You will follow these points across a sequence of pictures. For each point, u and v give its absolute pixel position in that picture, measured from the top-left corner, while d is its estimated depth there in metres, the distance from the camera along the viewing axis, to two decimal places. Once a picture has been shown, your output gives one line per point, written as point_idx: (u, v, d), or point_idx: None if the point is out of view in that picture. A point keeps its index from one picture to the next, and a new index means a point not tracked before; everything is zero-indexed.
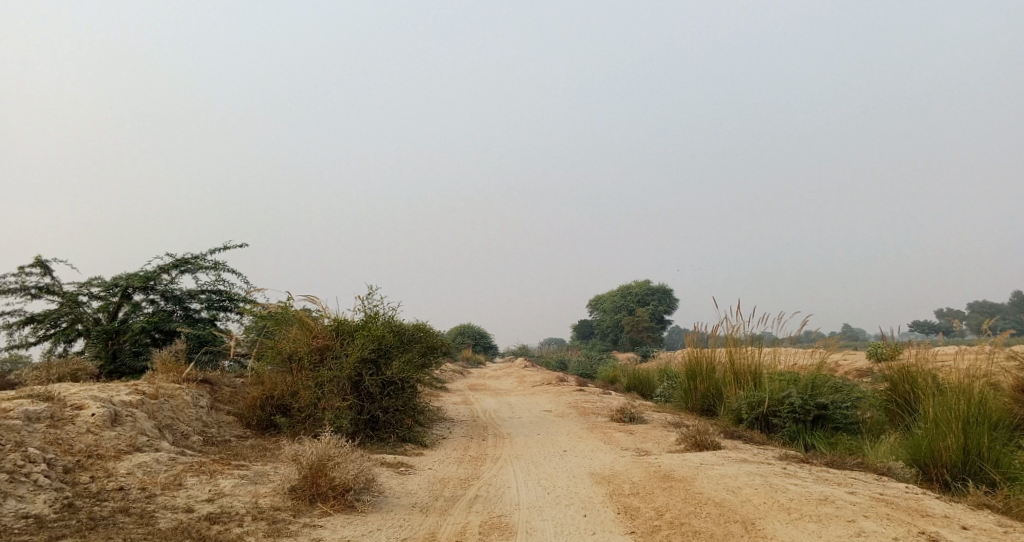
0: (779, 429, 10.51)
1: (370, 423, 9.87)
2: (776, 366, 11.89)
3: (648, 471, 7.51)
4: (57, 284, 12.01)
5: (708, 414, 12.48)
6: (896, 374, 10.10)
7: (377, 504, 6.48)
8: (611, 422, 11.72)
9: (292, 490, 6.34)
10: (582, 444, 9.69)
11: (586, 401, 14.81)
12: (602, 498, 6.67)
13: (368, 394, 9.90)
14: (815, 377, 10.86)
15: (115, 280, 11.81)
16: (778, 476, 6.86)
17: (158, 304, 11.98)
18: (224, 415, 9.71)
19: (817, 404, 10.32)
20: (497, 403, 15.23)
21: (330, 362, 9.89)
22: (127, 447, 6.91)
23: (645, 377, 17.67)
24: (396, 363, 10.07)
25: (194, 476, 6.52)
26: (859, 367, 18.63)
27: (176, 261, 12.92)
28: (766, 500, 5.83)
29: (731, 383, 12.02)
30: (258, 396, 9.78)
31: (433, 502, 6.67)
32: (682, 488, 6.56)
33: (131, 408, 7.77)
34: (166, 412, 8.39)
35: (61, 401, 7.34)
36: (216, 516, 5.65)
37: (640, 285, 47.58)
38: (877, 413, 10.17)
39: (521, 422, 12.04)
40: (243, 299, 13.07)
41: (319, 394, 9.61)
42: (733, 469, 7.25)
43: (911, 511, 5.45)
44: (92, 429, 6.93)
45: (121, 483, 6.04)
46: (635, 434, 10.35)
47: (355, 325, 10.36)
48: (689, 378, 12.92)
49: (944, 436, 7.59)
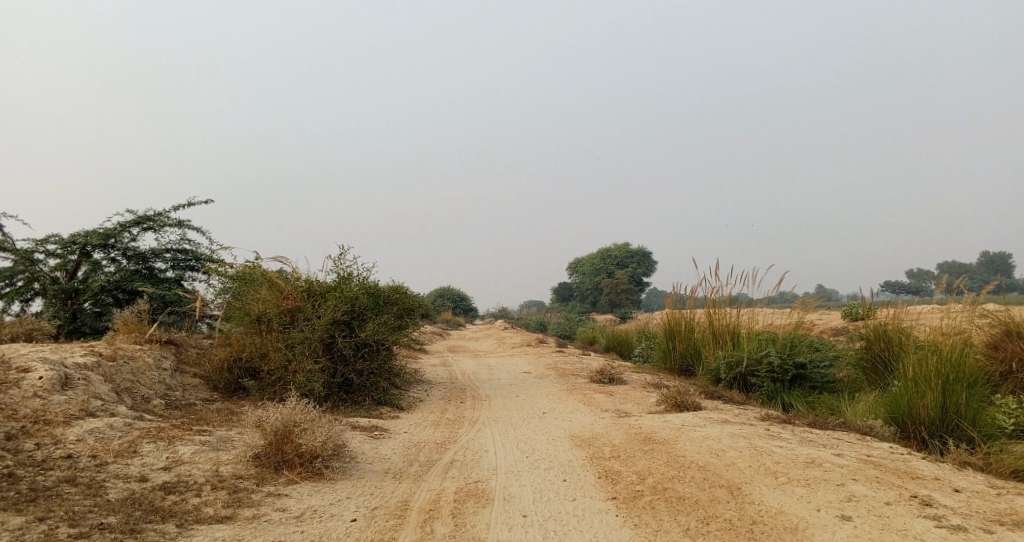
0: (757, 389, 10.35)
1: (344, 386, 9.54)
2: (755, 326, 11.72)
3: (628, 433, 7.29)
4: (11, 242, 11.43)
5: (687, 375, 12.33)
6: (871, 333, 10.02)
7: (347, 471, 6.17)
8: (590, 383, 11.53)
9: (256, 457, 6.01)
10: (561, 406, 9.47)
11: (565, 362, 14.62)
12: (582, 462, 6.43)
13: (341, 356, 9.54)
14: (793, 337, 10.69)
15: (73, 237, 11.25)
16: (762, 437, 6.65)
17: (120, 263, 11.47)
18: (190, 378, 9.32)
19: (796, 364, 10.17)
20: (476, 364, 14.99)
21: (301, 324, 9.49)
22: (79, 412, 6.52)
23: (624, 338, 17.54)
24: (370, 324, 9.72)
25: (150, 442, 6.15)
26: (835, 326, 18.63)
27: (138, 218, 12.38)
28: (751, 463, 5.60)
29: (710, 343, 11.84)
30: (225, 358, 9.37)
31: (407, 468, 6.38)
32: (665, 451, 6.33)
33: (85, 371, 7.36)
34: (126, 374, 7.99)
35: (7, 364, 6.93)
36: (172, 486, 5.31)
37: (619, 247, 47.42)
38: (854, 372, 10.06)
39: (499, 384, 11.79)
40: (210, 259, 12.57)
41: (289, 356, 9.23)
42: (717, 431, 7.03)
43: (902, 474, 5.25)
44: (40, 394, 6.53)
45: (69, 450, 5.66)
46: (615, 395, 10.14)
47: (326, 286, 9.97)
48: (668, 339, 12.73)
49: (923, 395, 7.43)
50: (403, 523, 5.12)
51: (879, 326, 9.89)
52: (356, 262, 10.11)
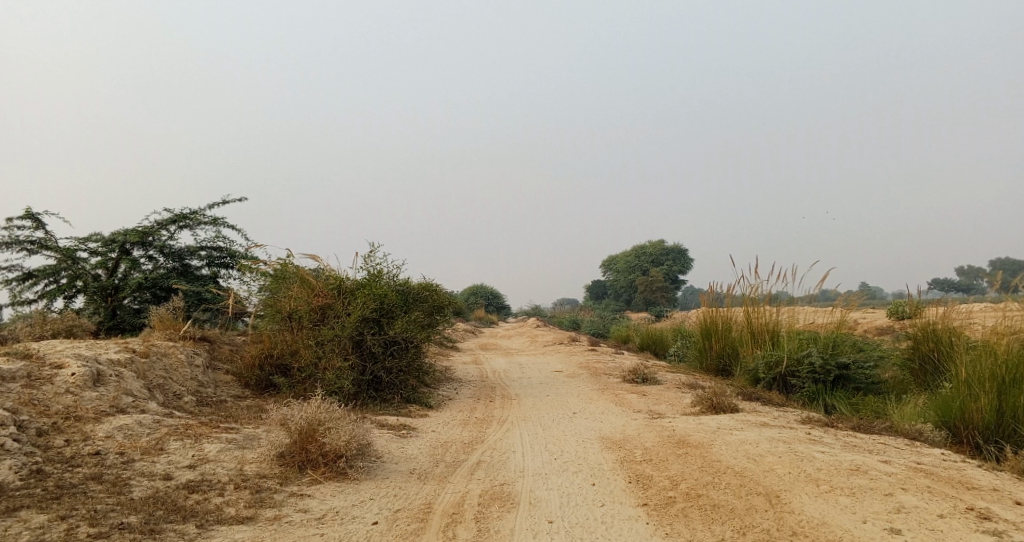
0: (797, 390, 9.99)
1: (373, 383, 9.47)
2: (794, 326, 11.35)
3: (661, 436, 7.06)
4: (53, 240, 11.63)
5: (724, 375, 12.01)
6: (919, 332, 9.65)
7: (372, 471, 6.06)
8: (623, 382, 11.29)
9: (280, 456, 5.94)
10: (592, 406, 9.26)
11: (598, 361, 14.39)
12: (612, 465, 6.23)
13: (371, 354, 9.47)
14: (836, 336, 10.30)
15: (113, 235, 11.39)
16: (803, 442, 6.36)
17: (157, 260, 11.59)
18: (222, 375, 9.34)
19: (838, 364, 9.80)
20: (507, 362, 14.84)
21: (331, 321, 9.44)
22: (110, 409, 6.53)
23: (659, 337, 17.22)
24: (399, 322, 9.63)
25: (177, 440, 6.12)
26: (879, 325, 18.05)
27: (174, 216, 12.51)
28: (791, 470, 5.34)
29: (748, 343, 11.49)
30: (256, 355, 9.37)
31: (433, 469, 6.26)
32: (699, 456, 6.09)
33: (118, 367, 7.40)
34: (158, 371, 8.02)
35: (41, 359, 6.99)
36: (195, 485, 5.26)
37: (654, 244, 46.84)
38: (900, 373, 9.67)
39: (530, 382, 11.62)
40: (244, 257, 12.65)
41: (319, 354, 9.19)
42: (754, 434, 6.76)
43: (955, 484, 4.94)
44: (72, 390, 6.56)
45: (97, 447, 5.66)
46: (648, 395, 9.89)
47: (357, 283, 9.90)
48: (703, 338, 12.41)
49: (976, 398, 7.07)
50: (426, 527, 4.99)
51: (927, 325, 9.53)
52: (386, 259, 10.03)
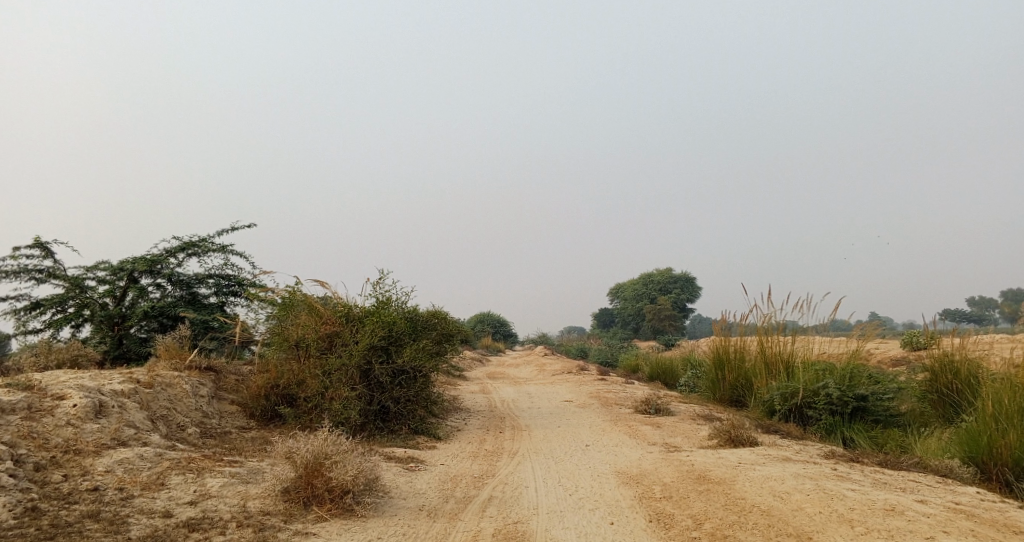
0: (814, 422, 9.68)
1: (381, 414, 9.24)
2: (810, 356, 11.08)
3: (680, 471, 6.80)
4: (61, 268, 11.53)
5: (738, 406, 11.72)
6: (936, 364, 9.36)
7: (380, 508, 5.82)
8: (636, 413, 11.01)
9: (284, 491, 5.71)
10: (605, 438, 9.00)
11: (609, 390, 14.12)
12: (630, 502, 5.97)
13: (378, 383, 9.26)
14: (853, 367, 10.01)
15: (121, 263, 11.27)
16: (829, 478, 6.10)
17: (164, 288, 11.45)
18: (227, 405, 9.13)
19: (856, 396, 9.47)
20: (516, 392, 14.58)
21: (339, 350, 9.24)
22: (111, 442, 6.33)
23: (669, 366, 16.94)
24: (407, 350, 9.43)
25: (179, 474, 5.90)
26: (893, 355, 17.73)
27: (183, 244, 12.41)
28: (821, 509, 5.08)
29: (762, 373, 11.21)
30: (262, 385, 9.16)
31: (443, 505, 6.01)
32: (721, 492, 5.83)
33: (121, 398, 7.21)
34: (162, 401, 7.82)
35: (42, 390, 6.81)
36: (197, 523, 5.04)
37: (663, 273, 46.60)
38: (919, 406, 9.38)
39: (540, 413, 11.36)
40: (252, 284, 12.50)
41: (326, 383, 8.99)
42: (777, 470, 6.49)
43: (1000, 526, 4.68)
44: (73, 422, 6.37)
45: (96, 482, 5.45)
46: (662, 427, 9.62)
47: (365, 311, 9.73)
48: (716, 368, 12.14)
49: (1004, 433, 6.79)
50: None
51: (945, 357, 9.27)
52: (395, 287, 9.86)
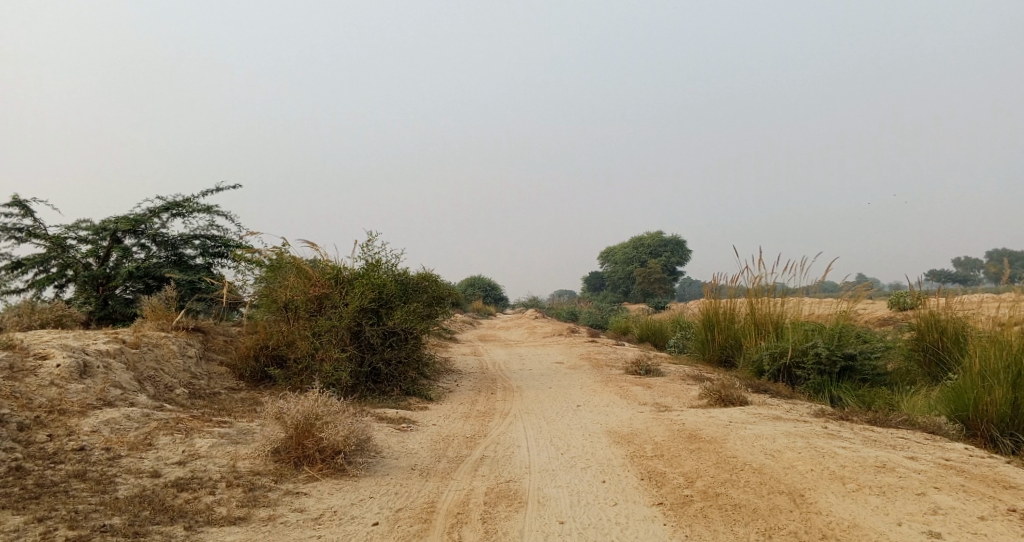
0: (802, 382, 9.72)
1: (372, 375, 9.20)
2: (799, 316, 11.09)
3: (671, 430, 6.80)
4: (42, 228, 11.31)
5: (727, 366, 11.75)
6: (922, 323, 9.38)
7: (371, 467, 5.79)
8: (626, 374, 11.03)
9: (274, 452, 5.67)
10: (596, 399, 9.00)
11: (599, 352, 14.13)
12: (622, 461, 5.96)
13: (369, 345, 9.20)
14: (841, 327, 10.03)
15: (104, 223, 11.07)
16: (820, 436, 6.11)
17: (149, 249, 11.27)
18: (216, 366, 9.05)
19: (844, 355, 9.51)
20: (507, 354, 14.58)
21: (328, 312, 9.15)
22: (97, 402, 6.24)
23: (658, 328, 16.97)
24: (398, 312, 9.36)
25: (167, 435, 5.84)
26: (881, 316, 17.84)
27: (167, 204, 12.19)
28: (813, 467, 5.09)
29: (752, 334, 11.22)
30: (251, 346, 9.09)
31: (435, 465, 5.99)
32: (713, 451, 5.83)
33: (106, 359, 7.11)
34: (149, 362, 7.72)
35: (25, 350, 6.69)
36: (185, 482, 4.99)
37: (653, 236, 46.56)
38: (906, 364, 9.42)
39: (531, 374, 11.35)
40: (239, 246, 12.33)
41: (316, 344, 8.91)
42: (769, 428, 6.49)
43: (990, 482, 4.70)
44: (57, 382, 6.28)
45: (82, 442, 5.37)
46: (653, 388, 9.63)
47: (354, 273, 9.61)
48: (706, 329, 12.15)
49: (990, 390, 6.82)
50: (429, 528, 4.71)
51: (931, 316, 9.29)
52: (384, 248, 9.73)
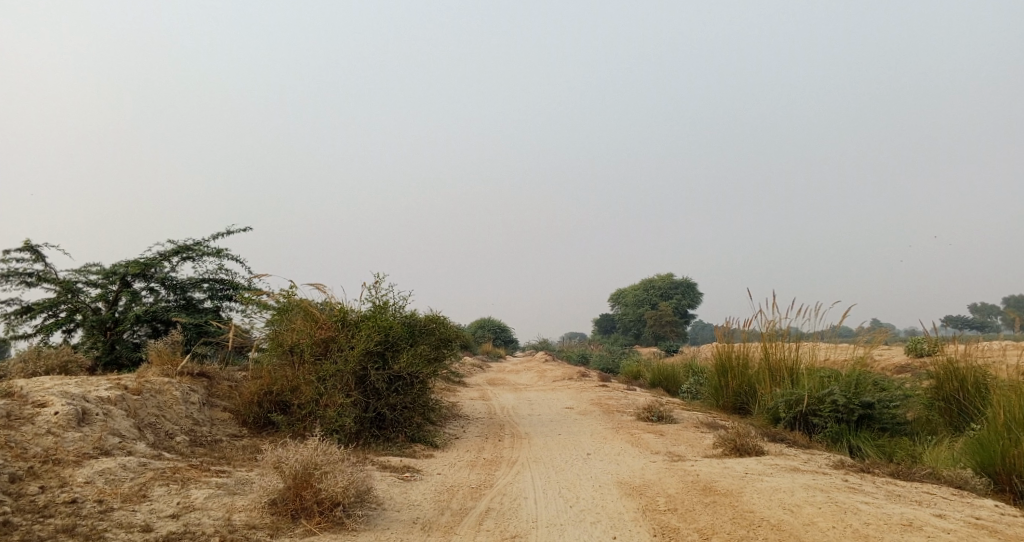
0: (819, 430, 9.42)
1: (376, 421, 8.99)
2: (815, 362, 10.83)
3: (684, 481, 6.55)
4: (53, 272, 11.30)
5: (741, 413, 11.46)
6: (942, 371, 9.15)
7: (371, 520, 5.57)
8: (637, 421, 10.76)
9: (271, 504, 5.47)
10: (606, 447, 8.75)
11: (610, 397, 13.85)
12: (633, 515, 5.73)
13: (374, 390, 9.02)
14: (859, 374, 9.71)
15: (114, 267, 11.04)
16: (841, 490, 5.86)
17: (158, 293, 11.22)
18: (219, 412, 8.89)
19: (863, 403, 9.21)
20: (516, 398, 14.32)
21: (334, 356, 9.00)
22: (93, 451, 6.09)
23: (671, 372, 16.67)
24: (404, 355, 9.19)
25: (163, 485, 5.66)
26: (898, 361, 17.47)
27: (177, 247, 12.18)
28: (834, 524, 4.90)
29: (766, 380, 10.96)
30: (255, 392, 8.93)
31: (438, 518, 5.76)
32: (728, 505, 5.59)
33: (107, 405, 6.97)
34: (150, 409, 7.58)
35: (24, 397, 6.56)
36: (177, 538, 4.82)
37: (664, 279, 46.34)
38: (926, 413, 9.14)
39: (540, 420, 11.09)
40: (247, 288, 12.27)
41: (320, 390, 8.74)
42: (786, 481, 6.24)
43: None
44: (53, 430, 6.13)
45: (74, 494, 5.20)
46: (665, 435, 9.37)
47: (361, 315, 9.47)
48: (719, 375, 11.87)
49: (1018, 443, 6.55)
50: None
51: (951, 365, 9.06)
52: (391, 291, 9.60)
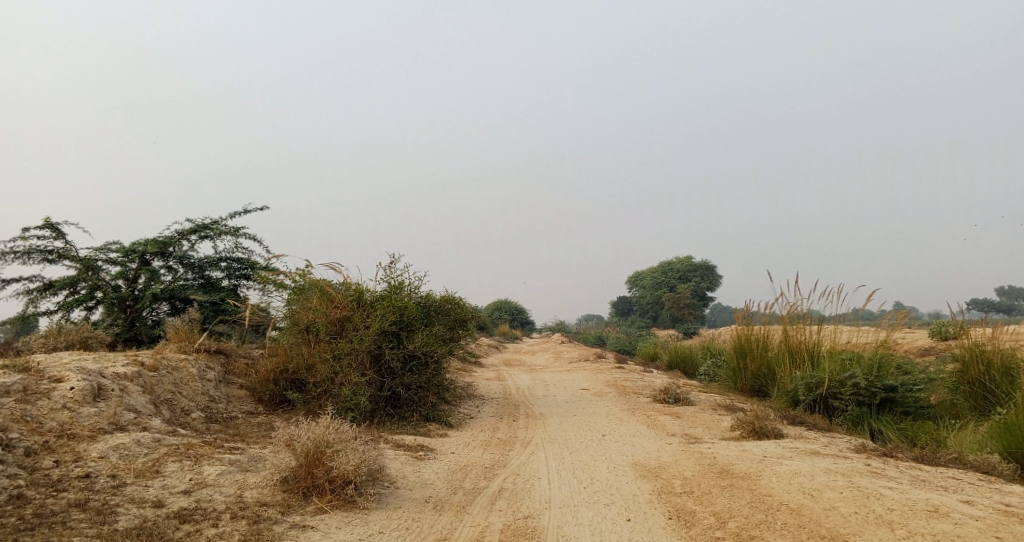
0: (840, 413, 9.24)
1: (391, 400, 8.97)
2: (836, 345, 10.64)
3: (701, 464, 6.46)
4: (73, 249, 11.35)
5: (760, 396, 11.30)
6: (966, 356, 8.96)
7: (384, 499, 5.54)
8: (654, 402, 10.65)
9: (284, 481, 5.45)
10: (622, 428, 8.67)
11: (627, 379, 13.74)
12: (648, 496, 5.64)
13: (389, 369, 8.98)
14: (881, 357, 9.50)
15: (133, 245, 11.06)
16: (862, 474, 5.74)
17: (176, 271, 11.23)
18: (235, 389, 8.90)
19: (884, 387, 9.01)
20: (532, 379, 14.24)
21: (349, 335, 8.95)
22: (109, 426, 6.09)
23: (688, 354, 16.52)
24: (419, 335, 9.13)
25: (176, 461, 5.65)
26: (920, 345, 17.20)
27: (195, 226, 12.19)
28: (857, 509, 4.81)
29: (786, 363, 10.78)
30: (271, 369, 8.92)
31: (450, 497, 5.71)
32: (746, 487, 5.50)
33: (123, 381, 6.98)
34: (167, 385, 7.59)
35: (40, 372, 6.57)
36: (188, 514, 4.83)
37: (683, 261, 45.97)
38: (950, 397, 8.95)
39: (556, 401, 11.01)
40: (265, 268, 12.26)
41: (336, 369, 8.71)
42: (806, 464, 6.13)
43: None
44: (69, 405, 6.14)
45: (88, 468, 5.20)
46: (682, 417, 9.26)
47: (376, 295, 9.41)
48: (738, 357, 11.71)
49: None
50: None
51: (975, 348, 8.87)
52: (407, 270, 9.52)
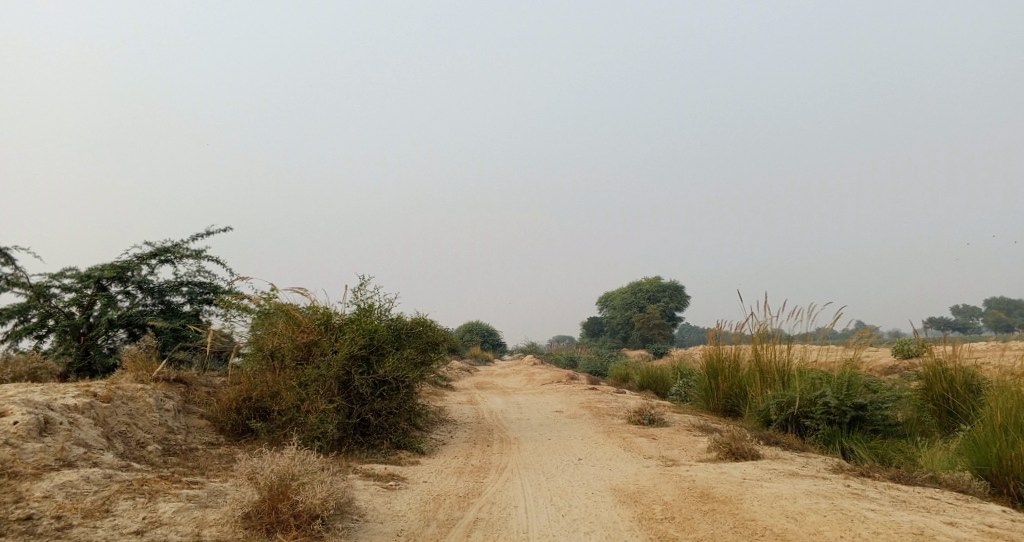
0: (812, 432, 9.17)
1: (360, 428, 8.68)
2: (805, 363, 10.62)
3: (681, 488, 6.28)
4: (23, 275, 10.88)
5: (733, 416, 11.22)
6: (929, 373, 8.99)
7: (352, 534, 5.25)
8: (629, 424, 10.49)
9: (246, 517, 5.15)
10: (598, 452, 8.48)
11: (600, 400, 13.57)
12: (629, 523, 5.45)
13: (358, 395, 8.69)
14: (849, 375, 9.48)
15: (88, 270, 10.64)
16: (844, 496, 5.63)
17: (134, 297, 10.81)
18: (196, 419, 8.51)
19: (854, 405, 8.98)
20: (504, 403, 13.98)
21: (316, 360, 8.65)
22: (56, 463, 5.72)
23: (659, 375, 16.44)
24: (390, 360, 8.87)
25: (128, 499, 5.30)
26: (885, 363, 17.38)
27: (154, 250, 11.80)
28: (842, 533, 4.68)
29: (757, 382, 10.72)
30: (234, 398, 8.57)
31: (423, 530, 5.45)
32: (729, 512, 5.34)
33: (73, 414, 6.60)
34: (121, 417, 7.21)
35: None
36: None
37: (651, 282, 46.24)
38: (917, 414, 8.94)
39: (529, 425, 10.79)
40: (228, 292, 11.89)
41: (302, 396, 8.40)
42: (787, 486, 5.99)
43: None
44: (12, 441, 5.75)
45: (31, 510, 4.84)
46: (658, 439, 9.11)
47: (345, 318, 9.14)
48: (710, 377, 11.62)
49: (1015, 445, 6.35)
50: None
51: (938, 365, 8.90)
52: (377, 293, 9.27)
